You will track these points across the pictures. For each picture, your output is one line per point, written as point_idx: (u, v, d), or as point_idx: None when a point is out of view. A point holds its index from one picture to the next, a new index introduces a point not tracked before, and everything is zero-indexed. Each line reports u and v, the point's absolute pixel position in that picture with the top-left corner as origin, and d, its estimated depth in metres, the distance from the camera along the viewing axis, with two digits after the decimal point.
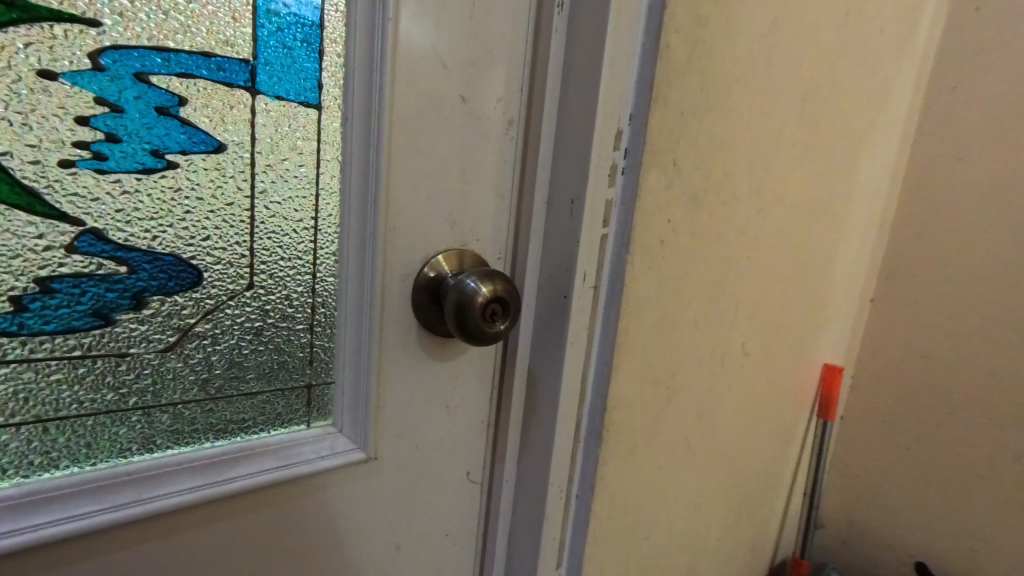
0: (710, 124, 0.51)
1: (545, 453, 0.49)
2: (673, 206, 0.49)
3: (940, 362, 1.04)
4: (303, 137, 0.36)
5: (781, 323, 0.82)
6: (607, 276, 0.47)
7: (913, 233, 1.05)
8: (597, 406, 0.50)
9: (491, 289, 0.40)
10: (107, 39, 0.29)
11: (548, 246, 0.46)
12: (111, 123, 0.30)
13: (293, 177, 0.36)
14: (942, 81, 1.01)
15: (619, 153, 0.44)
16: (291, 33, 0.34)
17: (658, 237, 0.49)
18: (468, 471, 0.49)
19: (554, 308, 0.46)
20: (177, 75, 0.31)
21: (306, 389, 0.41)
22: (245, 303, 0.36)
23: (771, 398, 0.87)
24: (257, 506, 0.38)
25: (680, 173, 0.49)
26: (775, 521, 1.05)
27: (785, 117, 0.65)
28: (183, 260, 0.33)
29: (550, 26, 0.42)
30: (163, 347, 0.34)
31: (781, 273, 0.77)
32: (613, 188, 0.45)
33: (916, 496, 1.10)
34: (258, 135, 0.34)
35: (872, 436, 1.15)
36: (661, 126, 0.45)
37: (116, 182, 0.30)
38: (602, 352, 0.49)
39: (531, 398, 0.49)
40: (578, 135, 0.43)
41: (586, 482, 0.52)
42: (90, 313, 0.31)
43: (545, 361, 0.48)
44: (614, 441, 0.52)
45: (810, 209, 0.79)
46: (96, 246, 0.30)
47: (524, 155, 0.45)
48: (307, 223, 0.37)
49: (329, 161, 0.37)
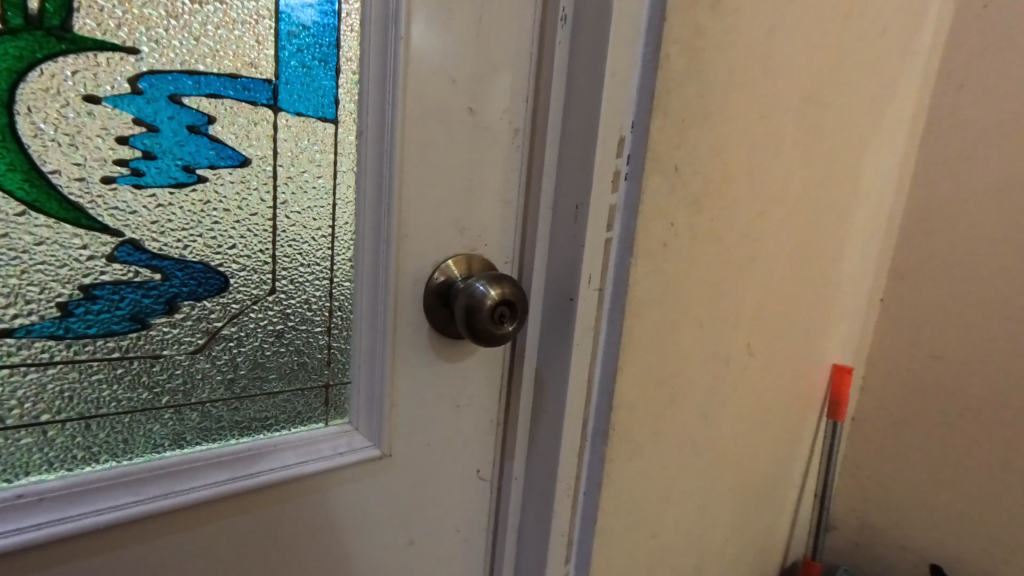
0: (712, 130, 0.52)
1: (552, 451, 0.50)
2: (676, 210, 0.51)
3: (950, 362, 1.04)
4: (321, 150, 0.38)
5: (788, 323, 0.82)
6: (612, 279, 0.49)
7: (918, 232, 1.06)
8: (603, 406, 0.51)
9: (499, 292, 0.41)
10: (144, 65, 0.31)
11: (554, 250, 0.47)
12: (148, 141, 0.32)
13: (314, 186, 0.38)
14: (947, 80, 1.01)
15: (621, 159, 0.46)
16: (311, 53, 0.36)
17: (663, 241, 0.50)
18: (478, 469, 0.51)
19: (560, 310, 0.48)
20: (206, 95, 0.33)
21: (324, 389, 0.42)
22: (268, 307, 0.38)
23: (778, 399, 0.87)
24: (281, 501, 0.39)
25: (683, 178, 0.50)
26: (783, 522, 1.05)
27: (788, 119, 0.66)
28: (211, 267, 0.35)
29: (553, 40, 0.44)
30: (193, 348, 0.36)
31: (786, 273, 0.77)
32: (616, 194, 0.47)
33: (925, 496, 1.09)
34: (279, 148, 0.36)
35: (883, 436, 1.14)
36: (663, 134, 0.47)
37: (152, 196, 0.32)
38: (608, 351, 0.50)
39: (539, 398, 0.50)
40: (582, 142, 0.44)
41: (594, 481, 0.53)
42: (128, 318, 0.33)
43: (552, 361, 0.49)
44: (621, 441, 0.53)
45: (815, 210, 0.80)
46: (134, 255, 0.32)
47: (530, 164, 0.46)
48: (324, 231, 0.39)
49: (345, 171, 0.39)
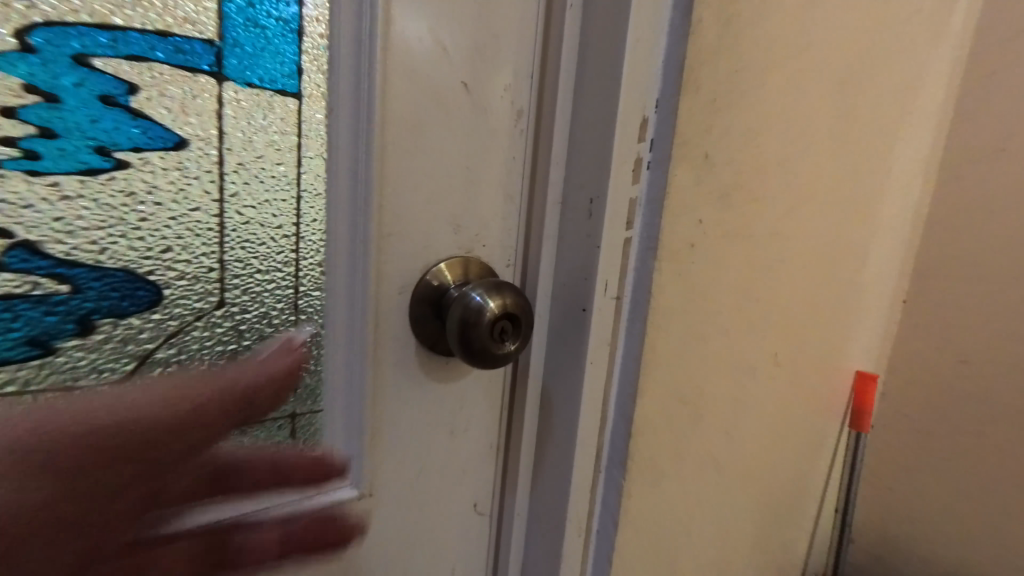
0: (743, 112, 0.45)
1: (560, 484, 0.44)
2: (703, 205, 0.43)
3: (980, 368, 0.97)
4: (281, 130, 0.31)
5: (813, 329, 0.75)
6: (631, 285, 0.41)
7: (943, 230, 0.99)
8: (620, 432, 0.44)
9: (500, 303, 0.35)
10: (37, 15, 0.24)
11: (564, 251, 0.40)
12: (45, 114, 0.25)
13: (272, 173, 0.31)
14: (980, 66, 0.93)
15: (644, 145, 0.39)
16: (265, 11, 0.30)
17: (689, 241, 0.43)
18: (476, 502, 0.44)
19: (570, 322, 0.41)
20: (126, 57, 0.26)
21: (290, 419, 0.36)
22: (216, 323, 0.32)
23: (802, 411, 0.80)
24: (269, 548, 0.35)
25: (712, 167, 0.43)
26: (803, 539, 0.98)
27: (821, 104, 0.59)
28: (138, 276, 0.28)
29: (564, 3, 0.37)
30: (118, 376, 0.29)
31: (813, 275, 0.70)
32: (638, 185, 0.39)
33: (954, 511, 1.02)
34: (227, 128, 0.29)
35: (906, 446, 1.07)
36: (693, 115, 0.39)
37: (53, 186, 0.26)
38: (626, 368, 0.43)
39: (546, 422, 0.44)
40: (598, 126, 0.38)
41: (608, 516, 0.46)
42: (26, 341, 0.26)
43: (561, 380, 0.42)
44: (640, 470, 0.46)
45: (843, 206, 0.73)
46: (31, 262, 0.26)
47: (536, 152, 0.39)
48: (286, 230, 0.32)
49: (313, 158, 0.32)
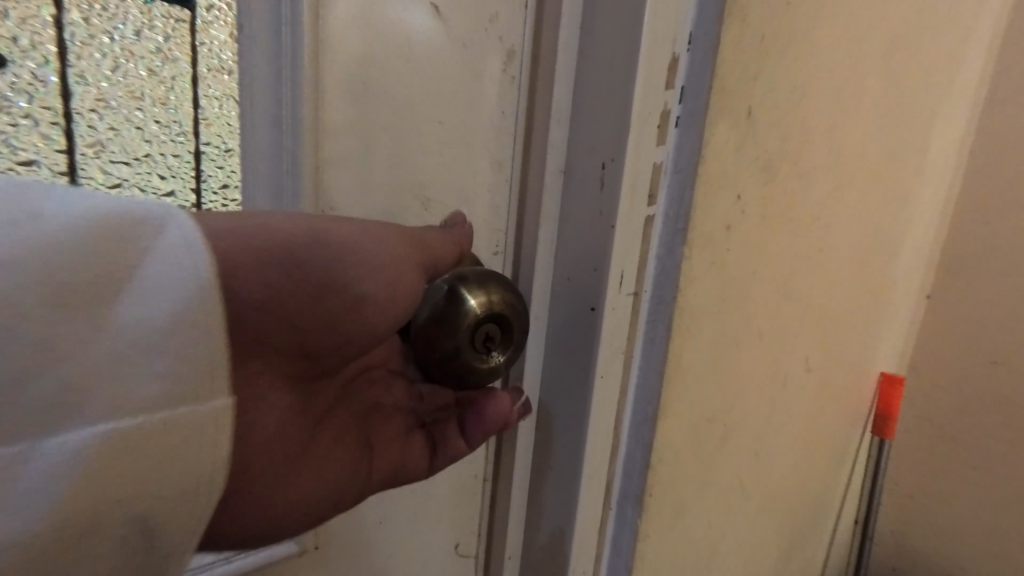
0: (790, 59, 0.36)
1: (562, 523, 0.35)
2: (742, 177, 0.34)
3: (1018, 369, 0.87)
4: (159, 50, 0.24)
5: (844, 328, 0.66)
6: (653, 277, 0.33)
7: (979, 218, 0.88)
8: (635, 458, 0.36)
9: (484, 301, 0.26)
10: None
11: (568, 234, 0.31)
12: None
13: (144, 117, 0.24)
14: None
15: (672, 95, 0.30)
16: None
17: (724, 222, 0.34)
18: (457, 544, 0.36)
19: (575, 324, 0.32)
20: None
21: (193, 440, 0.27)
22: None
23: (829, 420, 0.70)
24: (454, 431, 0.31)
25: (754, 128, 0.34)
26: (819, 556, 0.88)
27: (869, 60, 0.49)
28: None
29: None
30: None
31: (849, 266, 0.60)
32: (664, 148, 0.31)
33: (987, 525, 0.92)
34: (70, 39, 0.22)
35: (933, 453, 0.97)
36: (735, 56, 0.30)
37: None
38: (645, 381, 0.34)
39: (546, 448, 0.35)
40: (615, 67, 0.29)
41: (621, 563, 0.37)
42: None
43: (564, 398, 0.34)
44: (659, 505, 0.37)
45: (883, 186, 0.63)
46: None
47: (532, 105, 0.30)
48: (173, 187, 0.26)
49: (217, 95, 0.25)
